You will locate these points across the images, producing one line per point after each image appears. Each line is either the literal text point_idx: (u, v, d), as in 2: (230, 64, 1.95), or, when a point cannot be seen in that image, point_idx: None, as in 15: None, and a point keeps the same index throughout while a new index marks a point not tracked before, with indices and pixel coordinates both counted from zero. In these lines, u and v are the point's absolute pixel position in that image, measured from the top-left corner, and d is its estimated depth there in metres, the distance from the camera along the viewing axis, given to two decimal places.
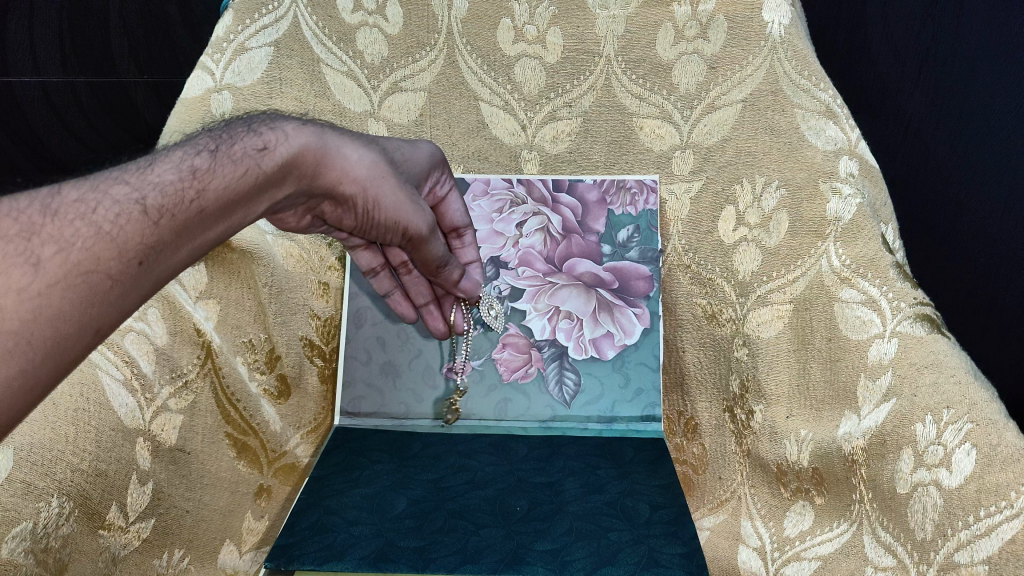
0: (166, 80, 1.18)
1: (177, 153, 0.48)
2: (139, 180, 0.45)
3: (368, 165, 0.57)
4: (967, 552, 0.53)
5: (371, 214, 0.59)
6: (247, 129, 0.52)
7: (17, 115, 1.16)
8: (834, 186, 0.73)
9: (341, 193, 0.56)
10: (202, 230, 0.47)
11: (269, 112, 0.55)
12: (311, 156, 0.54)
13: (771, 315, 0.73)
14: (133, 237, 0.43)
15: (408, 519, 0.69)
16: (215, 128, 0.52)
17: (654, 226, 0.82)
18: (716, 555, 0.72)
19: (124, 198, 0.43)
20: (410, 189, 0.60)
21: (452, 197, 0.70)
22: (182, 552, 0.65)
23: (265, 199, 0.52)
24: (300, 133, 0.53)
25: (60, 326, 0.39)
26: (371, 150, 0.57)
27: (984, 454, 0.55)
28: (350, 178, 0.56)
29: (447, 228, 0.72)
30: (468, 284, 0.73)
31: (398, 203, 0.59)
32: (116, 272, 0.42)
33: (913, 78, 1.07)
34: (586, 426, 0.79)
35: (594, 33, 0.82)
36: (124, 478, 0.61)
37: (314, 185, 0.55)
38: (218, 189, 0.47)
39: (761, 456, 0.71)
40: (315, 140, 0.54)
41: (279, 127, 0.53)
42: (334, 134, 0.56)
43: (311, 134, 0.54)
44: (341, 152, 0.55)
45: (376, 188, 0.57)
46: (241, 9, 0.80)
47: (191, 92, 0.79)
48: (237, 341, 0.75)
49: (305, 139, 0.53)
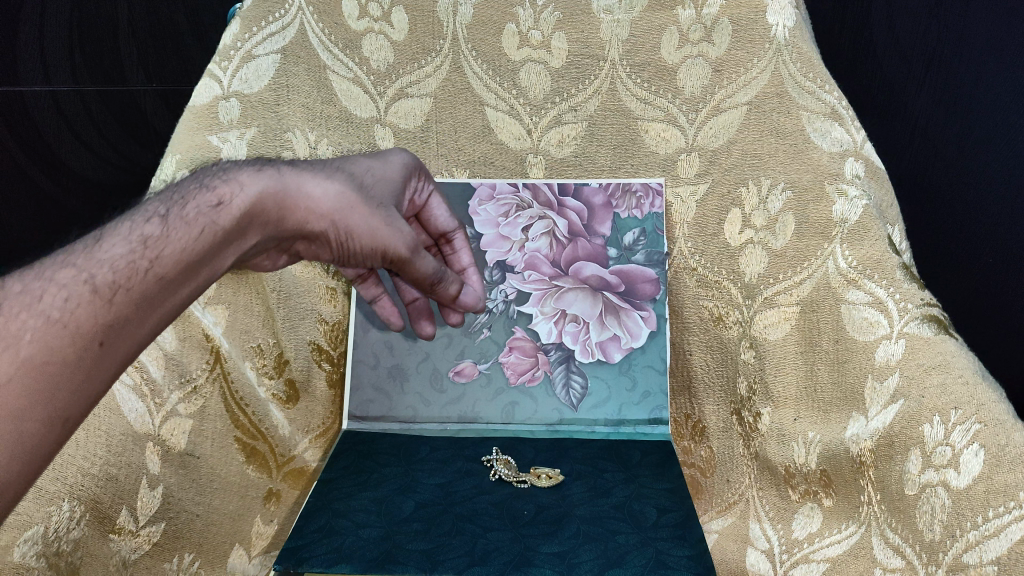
0: (174, 87, 1.14)
1: (125, 224, 0.44)
2: (86, 260, 0.40)
3: (333, 196, 0.52)
4: (975, 553, 0.52)
5: (346, 247, 0.54)
6: (198, 185, 0.48)
7: (24, 121, 1.13)
8: (840, 188, 0.73)
9: (310, 231, 0.52)
10: (168, 297, 0.43)
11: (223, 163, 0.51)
12: (272, 202, 0.49)
13: (777, 317, 0.74)
14: (86, 320, 0.38)
15: (416, 523, 0.68)
16: (164, 189, 0.48)
17: (659, 229, 0.82)
18: (725, 557, 0.70)
19: (71, 280, 0.39)
20: (384, 210, 0.55)
21: (433, 203, 0.65)
22: (192, 555, 0.66)
23: (231, 253, 0.48)
24: (256, 179, 0.49)
25: (19, 430, 0.35)
26: (336, 179, 0.53)
27: (993, 455, 0.54)
28: (317, 215, 0.52)
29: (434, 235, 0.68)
30: (469, 298, 0.65)
31: (374, 228, 0.54)
32: (74, 360, 0.38)
33: (919, 79, 1.06)
34: (593, 429, 0.80)
35: (599, 37, 0.82)
36: (134, 482, 0.62)
37: (279, 229, 0.51)
38: (175, 251, 0.43)
39: (768, 458, 0.71)
40: (273, 183, 0.50)
41: (233, 177, 0.49)
42: (293, 172, 0.51)
43: (268, 177, 0.50)
44: (303, 190, 0.51)
45: (347, 219, 0.53)
46: (247, 18, 0.81)
47: (198, 101, 0.80)
48: (245, 346, 0.76)
49: (262, 185, 0.49)
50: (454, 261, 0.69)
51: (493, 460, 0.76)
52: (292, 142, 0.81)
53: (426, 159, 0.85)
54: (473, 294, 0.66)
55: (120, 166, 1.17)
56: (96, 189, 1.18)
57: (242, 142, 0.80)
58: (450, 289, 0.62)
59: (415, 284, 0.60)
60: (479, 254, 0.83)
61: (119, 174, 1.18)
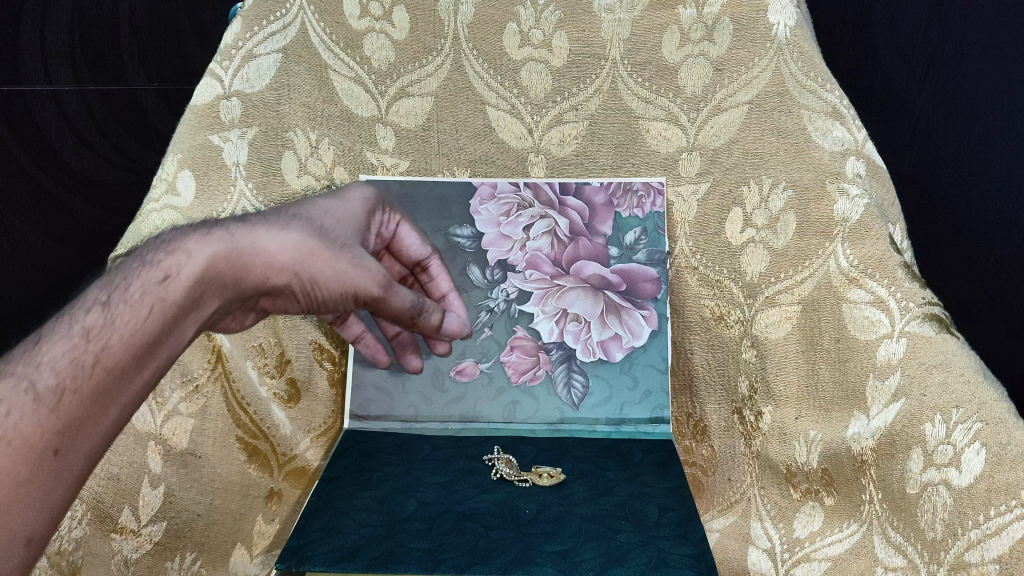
0: (176, 87, 1.13)
1: (69, 316, 0.48)
2: (27, 366, 0.44)
3: (292, 249, 0.61)
4: (977, 551, 0.52)
5: (313, 295, 0.63)
6: (142, 263, 0.52)
7: (26, 121, 1.11)
8: (841, 187, 0.73)
9: (274, 284, 0.60)
10: (120, 390, 0.47)
11: (165, 231, 0.56)
12: (223, 265, 0.55)
13: (779, 316, 0.74)
14: (33, 432, 0.43)
15: (418, 521, 0.68)
16: (110, 272, 0.52)
17: (660, 228, 0.82)
18: (725, 556, 0.71)
19: (15, 392, 0.43)
20: (349, 253, 0.66)
21: (402, 233, 0.81)
22: (193, 555, 0.67)
23: (191, 322, 0.52)
24: (202, 246, 0.55)
25: None
26: (292, 234, 0.62)
27: (995, 454, 0.54)
28: (278, 269, 0.60)
29: (410, 265, 0.81)
30: (452, 325, 0.81)
31: (341, 273, 0.65)
32: (26, 477, 0.42)
33: (920, 78, 1.05)
34: (594, 428, 0.81)
35: (600, 36, 0.82)
36: (135, 483, 0.64)
37: (236, 288, 0.57)
38: (121, 337, 0.47)
39: (770, 457, 0.72)
40: (221, 249, 0.55)
41: (178, 247, 0.54)
42: (239, 234, 0.57)
43: (215, 242, 0.55)
44: (256, 247, 0.58)
45: (309, 268, 0.62)
46: (247, 17, 0.79)
47: (200, 100, 0.79)
48: (247, 345, 0.76)
49: (209, 252, 0.55)
50: (433, 287, 0.82)
51: (494, 459, 0.76)
52: (293, 141, 0.80)
53: (427, 158, 0.85)
54: (457, 320, 0.81)
55: (121, 166, 1.16)
56: (96, 189, 1.16)
57: (243, 141, 0.79)
58: (428, 314, 0.77)
59: (398, 319, 0.75)
60: (480, 254, 0.83)
61: (120, 174, 1.16)
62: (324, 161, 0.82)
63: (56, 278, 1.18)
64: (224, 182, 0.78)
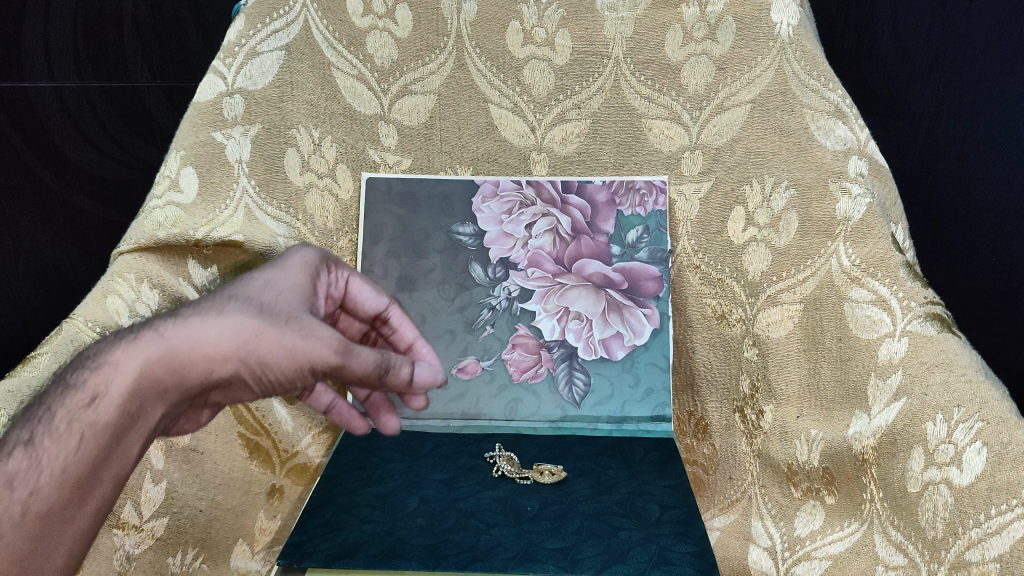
0: (178, 84, 1.14)
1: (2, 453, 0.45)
2: None
3: (231, 333, 0.49)
4: (978, 550, 0.52)
5: (267, 380, 0.51)
6: (75, 379, 0.48)
7: (29, 118, 1.10)
8: (844, 186, 0.73)
9: (220, 375, 0.50)
10: (68, 521, 0.46)
11: (106, 338, 0.51)
12: (160, 368, 0.48)
13: (780, 315, 0.74)
14: None
15: (420, 518, 0.69)
16: (52, 390, 0.49)
17: (662, 226, 0.83)
18: (726, 555, 0.72)
19: None
20: (296, 322, 0.51)
21: (355, 286, 0.61)
22: (195, 551, 0.67)
23: (135, 436, 0.48)
24: (132, 355, 0.48)
25: None
26: (232, 313, 0.50)
27: (996, 453, 0.53)
28: (219, 357, 0.49)
29: (368, 319, 0.63)
30: (426, 374, 0.53)
31: (287, 349, 0.50)
32: None
33: (922, 78, 1.05)
34: (596, 426, 0.81)
35: (603, 35, 0.82)
36: (137, 478, 0.62)
37: (183, 390, 0.50)
38: (49, 475, 0.45)
39: (771, 456, 0.72)
40: (156, 348, 0.49)
41: (109, 359, 0.48)
42: (174, 326, 0.49)
43: (147, 348, 0.48)
44: (192, 342, 0.49)
45: (254, 350, 0.49)
46: (252, 14, 0.78)
47: (203, 97, 0.76)
48: None
49: (142, 357, 0.48)
50: (397, 339, 0.63)
51: (496, 456, 0.76)
52: (296, 139, 0.79)
53: (430, 155, 0.85)
54: (430, 367, 0.54)
55: (123, 163, 1.16)
56: (99, 186, 1.16)
57: (246, 138, 0.76)
58: (392, 368, 0.51)
59: (358, 383, 0.52)
60: (482, 251, 0.84)
61: (122, 171, 1.17)
62: (327, 158, 0.82)
63: (59, 273, 1.17)
64: (226, 179, 0.75)
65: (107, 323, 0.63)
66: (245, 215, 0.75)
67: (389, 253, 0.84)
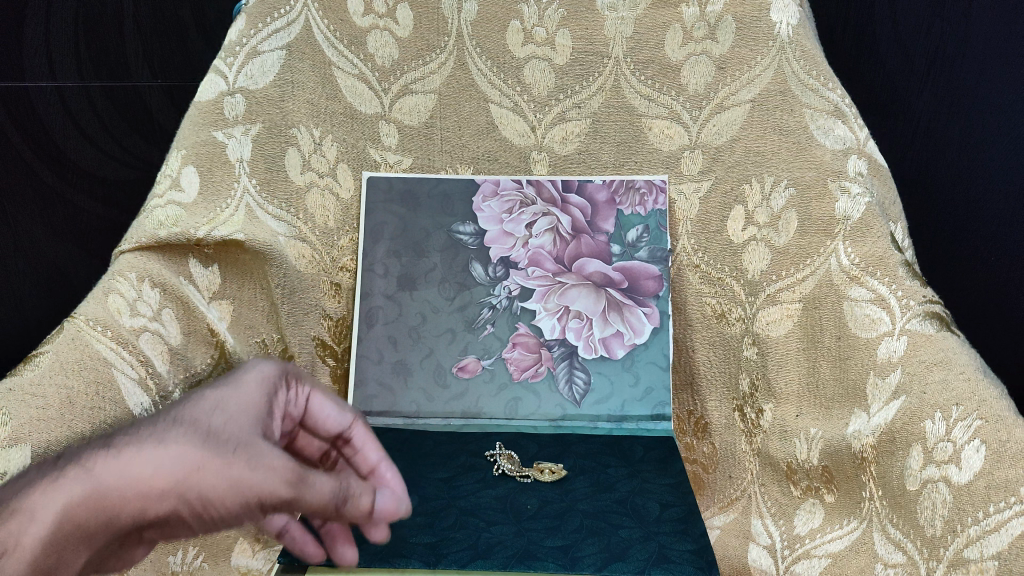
0: (179, 83, 1.14)
1: None
2: None
3: (167, 463, 0.37)
4: (976, 548, 0.52)
5: (212, 521, 0.38)
6: None
7: (30, 117, 1.11)
8: (843, 186, 0.73)
9: (155, 515, 0.37)
10: None
11: (22, 474, 0.39)
12: (80, 514, 0.36)
13: (780, 314, 0.74)
14: None
15: (421, 516, 0.69)
16: None
17: (662, 226, 0.83)
18: (726, 553, 0.72)
19: None
20: (247, 448, 0.38)
21: (318, 403, 0.48)
22: (196, 550, 0.67)
23: None
24: (52, 497, 0.36)
25: None
26: (169, 439, 0.38)
27: (993, 451, 0.54)
28: (151, 498, 0.36)
29: (328, 438, 0.50)
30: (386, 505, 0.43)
31: (234, 481, 0.37)
32: None
33: (922, 77, 1.06)
34: (596, 424, 0.81)
35: (603, 34, 0.82)
36: None
37: (115, 531, 0.37)
38: None
39: (771, 455, 0.73)
40: (78, 488, 0.36)
41: (14, 505, 0.36)
42: (103, 459, 0.37)
43: (67, 484, 0.37)
44: (121, 476, 0.36)
45: (194, 487, 0.36)
46: (252, 14, 0.78)
47: (203, 97, 0.76)
48: (249, 341, 0.76)
49: (59, 501, 0.36)
50: (360, 462, 0.49)
51: (497, 454, 0.77)
52: (297, 138, 0.79)
53: (431, 155, 0.85)
54: (392, 494, 0.44)
55: (125, 162, 1.16)
56: (100, 185, 1.16)
57: (247, 138, 0.77)
58: (352, 497, 0.40)
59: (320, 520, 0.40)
60: (482, 251, 0.84)
61: (123, 170, 1.16)
62: (327, 158, 0.82)
63: (59, 273, 1.18)
64: (227, 178, 0.75)
65: (108, 322, 0.63)
66: (246, 214, 0.75)
67: (389, 253, 0.84)
